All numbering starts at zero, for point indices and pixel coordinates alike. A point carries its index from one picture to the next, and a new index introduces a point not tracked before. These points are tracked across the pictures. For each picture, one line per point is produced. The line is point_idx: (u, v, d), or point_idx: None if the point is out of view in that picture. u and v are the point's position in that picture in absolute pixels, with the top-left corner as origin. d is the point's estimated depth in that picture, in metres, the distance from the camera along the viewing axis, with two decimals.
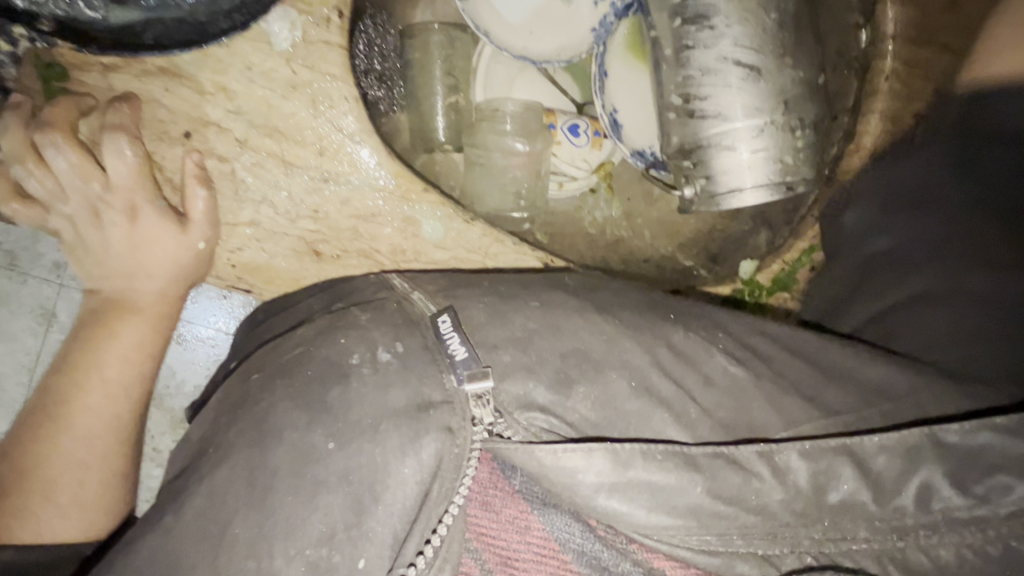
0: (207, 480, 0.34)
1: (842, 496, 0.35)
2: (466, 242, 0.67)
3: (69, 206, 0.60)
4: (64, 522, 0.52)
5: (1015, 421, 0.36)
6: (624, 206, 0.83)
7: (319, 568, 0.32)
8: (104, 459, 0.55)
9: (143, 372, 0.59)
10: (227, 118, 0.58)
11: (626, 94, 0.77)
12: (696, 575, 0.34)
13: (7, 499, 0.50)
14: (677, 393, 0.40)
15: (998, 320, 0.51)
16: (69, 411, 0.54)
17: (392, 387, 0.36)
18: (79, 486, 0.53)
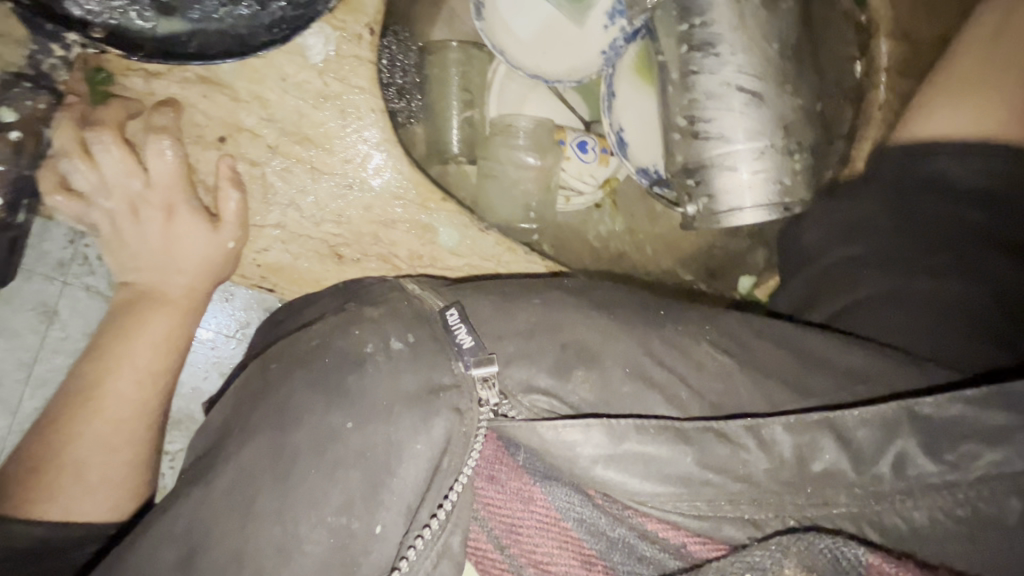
0: (234, 458, 0.37)
1: (824, 466, 0.38)
2: (480, 247, 0.72)
3: (112, 202, 0.63)
4: (89, 504, 0.55)
5: (982, 392, 0.38)
6: (627, 221, 0.91)
7: (339, 535, 0.35)
8: (129, 449, 0.58)
9: (167, 364, 0.62)
10: (261, 125, 0.64)
11: (634, 114, 0.82)
12: (688, 537, 0.37)
13: (40, 482, 0.54)
14: (670, 376, 0.43)
15: (954, 317, 0.54)
16: (100, 400, 0.57)
17: (405, 373, 0.39)
18: (105, 474, 0.56)
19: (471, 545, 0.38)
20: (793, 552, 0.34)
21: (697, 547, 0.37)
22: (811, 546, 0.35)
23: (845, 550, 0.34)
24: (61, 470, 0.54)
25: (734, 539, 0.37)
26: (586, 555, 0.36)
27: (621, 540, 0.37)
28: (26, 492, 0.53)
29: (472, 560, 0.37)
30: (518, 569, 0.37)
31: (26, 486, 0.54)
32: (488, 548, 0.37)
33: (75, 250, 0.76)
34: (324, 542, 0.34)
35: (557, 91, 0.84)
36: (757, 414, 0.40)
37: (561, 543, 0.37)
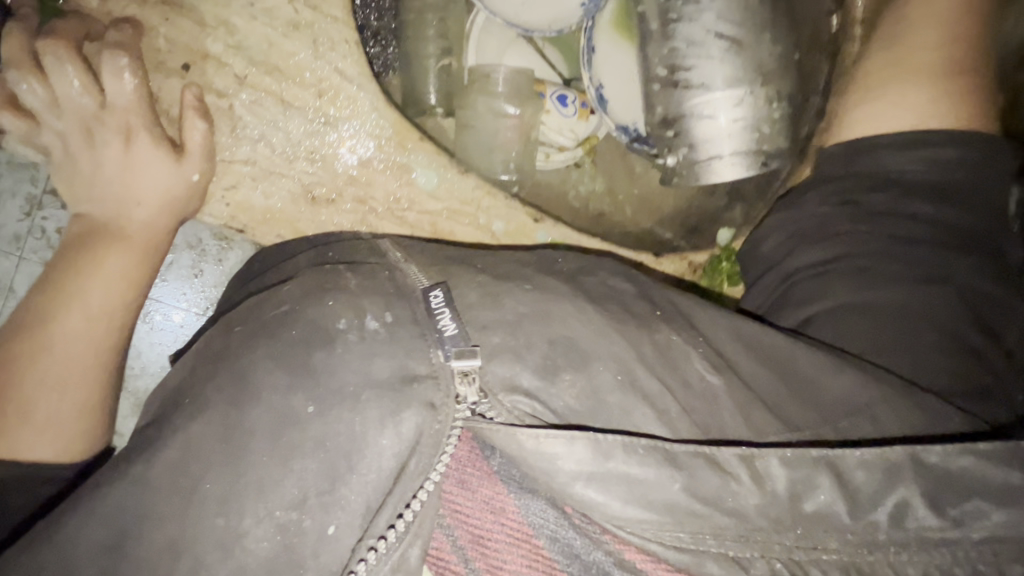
0: (180, 432, 0.33)
1: (817, 506, 0.35)
2: (460, 192, 0.70)
3: (62, 122, 0.62)
4: (41, 446, 0.52)
5: (995, 447, 0.36)
6: (607, 181, 0.86)
7: (287, 531, 0.32)
8: (83, 388, 0.55)
9: (125, 301, 0.59)
10: (227, 54, 0.61)
11: (614, 68, 0.78)
12: (667, 571, 0.34)
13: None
14: (662, 389, 0.39)
15: (925, 333, 0.52)
16: (53, 335, 0.54)
17: (377, 357, 0.35)
18: (58, 413, 0.53)
19: (431, 553, 0.34)
20: None
21: None
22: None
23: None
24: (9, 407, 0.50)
25: None
26: None
27: (594, 565, 0.34)
28: None
29: (430, 568, 0.34)
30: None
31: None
32: (449, 558, 0.34)
33: (31, 223, 0.74)
34: (270, 537, 0.31)
35: (536, 48, 0.80)
36: (752, 442, 0.37)
37: (530, 561, 0.34)
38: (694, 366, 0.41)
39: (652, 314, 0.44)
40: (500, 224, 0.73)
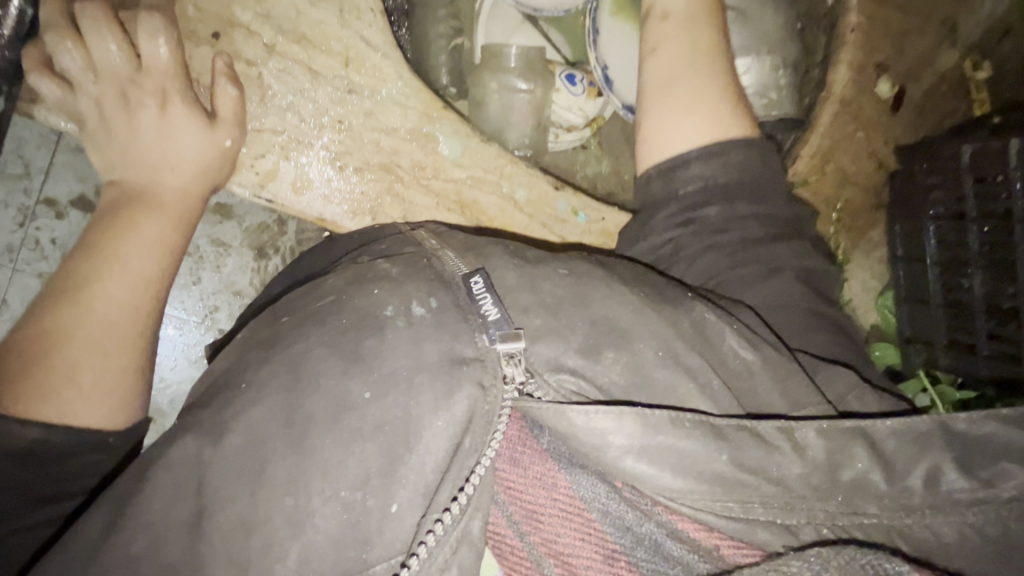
0: (243, 417, 0.34)
1: (855, 474, 0.37)
2: (483, 157, 0.68)
3: (99, 85, 0.59)
4: (89, 410, 0.51)
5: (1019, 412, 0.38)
6: (614, 163, 0.87)
7: (352, 510, 0.33)
8: (127, 351, 0.54)
9: (163, 267, 0.58)
10: (257, 22, 0.60)
11: (619, 47, 0.78)
12: (720, 539, 0.35)
13: (35, 384, 0.49)
14: (702, 363, 0.41)
15: (801, 309, 0.53)
16: (97, 300, 0.53)
17: (426, 342, 0.36)
18: (105, 376, 0.52)
19: (489, 529, 0.36)
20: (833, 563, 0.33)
21: (730, 552, 0.35)
22: (851, 560, 0.33)
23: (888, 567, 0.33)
24: (59, 371, 0.50)
25: (768, 545, 0.36)
26: (608, 549, 0.35)
27: (645, 537, 0.35)
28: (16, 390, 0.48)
29: (490, 545, 0.36)
30: (538, 561, 0.35)
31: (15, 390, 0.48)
32: (507, 533, 0.36)
33: (24, 235, 0.74)
34: (337, 516, 0.33)
35: (542, 31, 0.80)
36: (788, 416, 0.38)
37: (583, 534, 0.35)
38: (726, 344, 0.43)
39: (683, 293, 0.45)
40: (522, 191, 0.70)
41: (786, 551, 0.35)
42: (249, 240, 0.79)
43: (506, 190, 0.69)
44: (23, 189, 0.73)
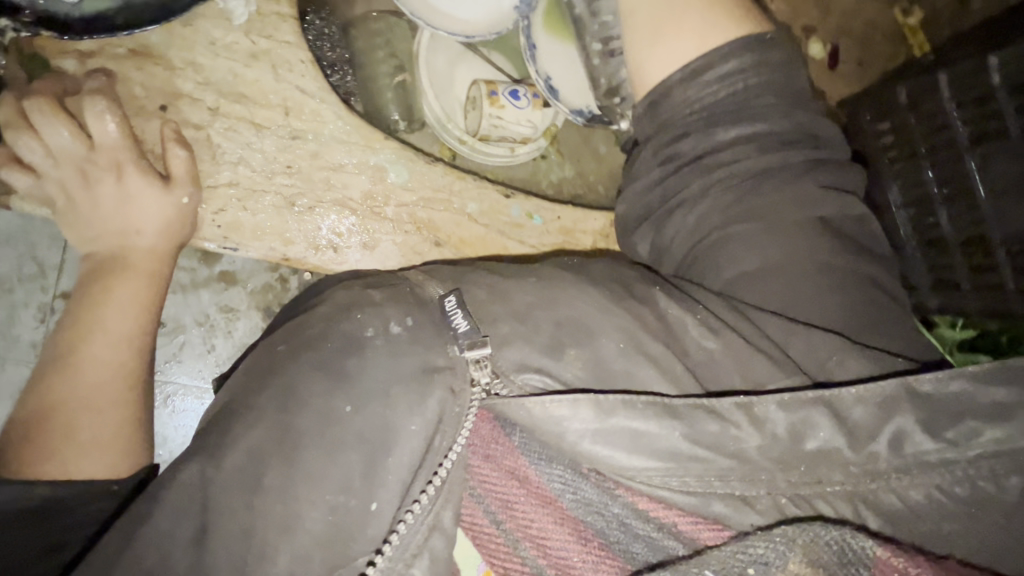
0: (239, 438, 0.38)
1: (818, 444, 0.38)
2: (431, 179, 0.71)
3: (59, 169, 0.63)
4: (85, 462, 0.54)
5: (981, 369, 0.38)
6: (576, 165, 0.88)
7: (337, 512, 0.36)
8: (118, 404, 0.58)
9: (139, 320, 0.62)
10: (199, 90, 0.64)
11: (558, 63, 0.80)
12: (679, 516, 0.37)
13: (38, 455, 0.53)
14: (667, 351, 0.43)
15: (825, 269, 0.50)
16: (80, 363, 0.58)
17: (402, 356, 0.40)
18: (94, 432, 0.55)
19: (467, 519, 0.39)
20: (798, 540, 0.34)
21: (687, 527, 0.37)
22: (818, 538, 0.34)
23: (852, 540, 0.34)
24: (56, 435, 0.54)
25: (727, 519, 0.38)
26: (579, 532, 0.38)
27: (612, 513, 0.38)
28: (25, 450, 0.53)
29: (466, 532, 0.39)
30: (516, 543, 0.38)
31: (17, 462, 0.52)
32: (484, 522, 0.39)
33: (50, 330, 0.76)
34: (324, 517, 0.36)
35: (483, 56, 0.84)
36: (752, 393, 0.40)
37: (554, 520, 0.38)
38: (691, 336, 0.45)
39: (652, 287, 0.47)
40: (473, 205, 0.73)
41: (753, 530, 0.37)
42: (255, 301, 0.83)
43: (456, 204, 0.72)
44: (41, 288, 0.76)
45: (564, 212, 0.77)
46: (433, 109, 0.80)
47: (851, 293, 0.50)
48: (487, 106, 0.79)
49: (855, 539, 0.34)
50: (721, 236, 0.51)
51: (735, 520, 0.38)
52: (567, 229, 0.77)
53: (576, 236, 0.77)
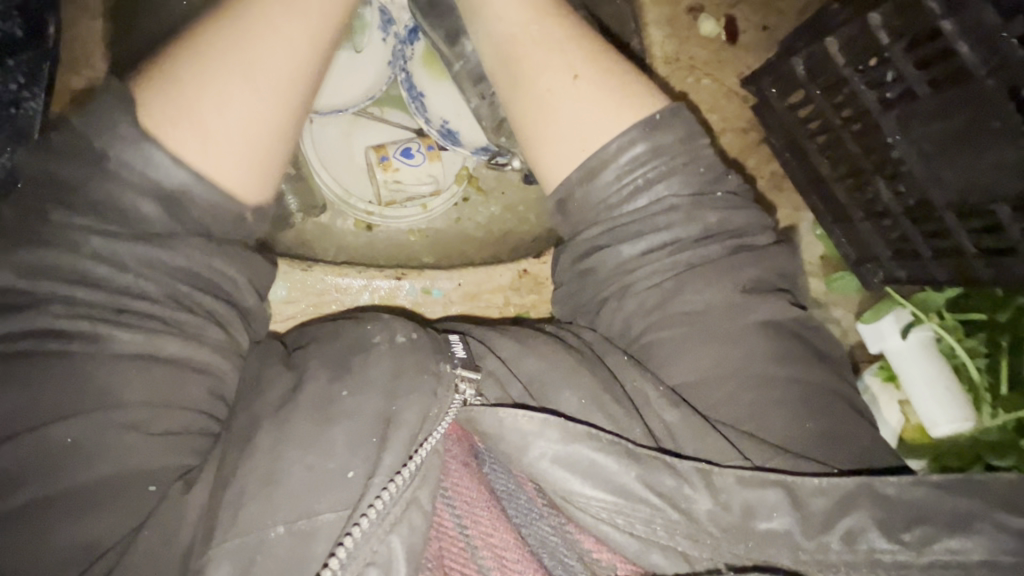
0: (247, 406, 0.43)
1: (770, 526, 0.38)
2: (314, 288, 0.73)
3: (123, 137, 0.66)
4: (234, 167, 0.46)
5: (947, 478, 0.38)
6: (500, 201, 0.82)
7: (312, 474, 0.39)
8: (281, 92, 0.48)
9: (330, 20, 0.52)
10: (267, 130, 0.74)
11: (445, 103, 0.76)
12: (620, 561, 0.40)
13: (189, 71, 0.46)
14: (634, 412, 0.44)
15: (770, 383, 0.46)
16: (249, 29, 0.47)
17: (402, 360, 0.44)
18: (235, 140, 0.46)
19: (434, 519, 0.41)
20: None
21: (623, 571, 0.40)
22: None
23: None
24: (200, 120, 0.45)
25: (659, 567, 0.39)
26: (533, 557, 0.40)
27: (559, 550, 0.41)
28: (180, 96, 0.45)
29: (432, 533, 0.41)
30: (473, 549, 0.40)
31: (149, 97, 0.44)
32: (448, 524, 0.41)
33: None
34: (302, 476, 0.39)
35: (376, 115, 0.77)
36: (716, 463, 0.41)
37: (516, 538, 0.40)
38: (653, 409, 0.45)
39: (622, 357, 0.48)
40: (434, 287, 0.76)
41: (726, 569, 0.38)
42: None
43: (350, 299, 0.74)
44: None
45: (465, 278, 0.76)
46: (332, 187, 0.76)
47: (793, 406, 0.46)
48: (380, 173, 0.76)
49: None
50: (651, 340, 0.49)
51: (663, 569, 0.39)
52: (471, 294, 0.76)
53: (483, 298, 0.76)
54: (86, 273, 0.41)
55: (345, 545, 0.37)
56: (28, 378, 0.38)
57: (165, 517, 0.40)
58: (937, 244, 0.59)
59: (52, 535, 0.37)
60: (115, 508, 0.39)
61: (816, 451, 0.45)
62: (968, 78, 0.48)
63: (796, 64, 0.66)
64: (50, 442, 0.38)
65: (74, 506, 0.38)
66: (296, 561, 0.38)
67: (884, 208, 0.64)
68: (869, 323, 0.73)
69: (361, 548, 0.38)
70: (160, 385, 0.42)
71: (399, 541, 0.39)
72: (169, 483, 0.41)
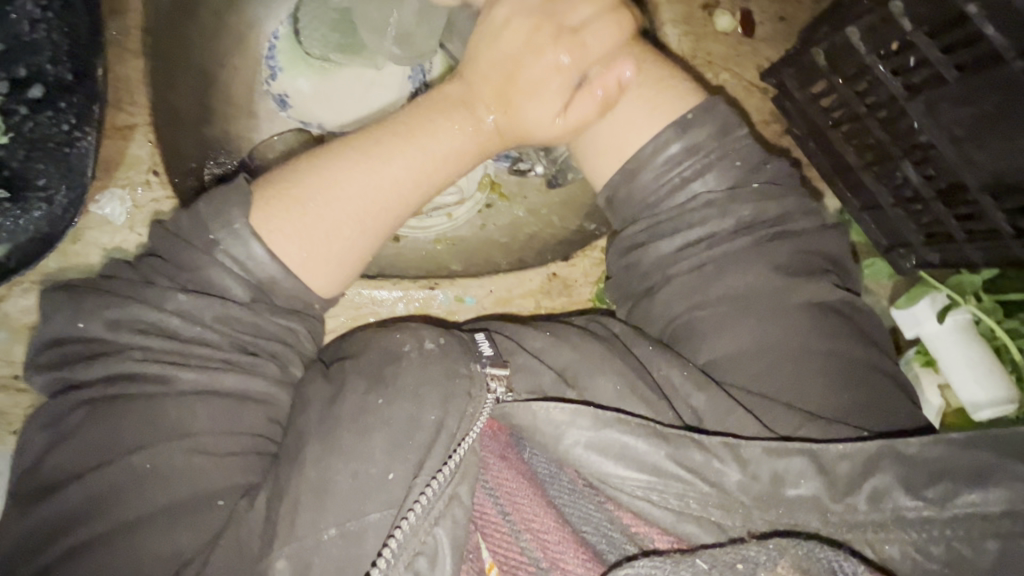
0: (294, 420, 0.46)
1: (799, 492, 0.40)
2: (352, 302, 0.76)
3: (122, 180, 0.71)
4: (325, 275, 0.50)
5: (963, 435, 0.40)
6: (525, 205, 0.88)
7: (360, 479, 0.42)
8: (382, 221, 0.52)
9: (468, 158, 0.56)
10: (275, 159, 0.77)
11: None
12: (658, 533, 0.42)
13: (308, 197, 0.49)
14: (662, 396, 0.46)
15: (801, 358, 0.48)
16: (375, 167, 0.51)
17: (432, 365, 0.46)
18: (329, 249, 0.49)
19: (477, 508, 0.44)
20: (790, 551, 0.38)
21: (663, 544, 0.42)
22: (811, 553, 0.38)
23: (843, 564, 0.37)
24: (292, 236, 0.48)
25: (696, 539, 0.41)
26: (577, 539, 0.42)
27: (601, 526, 0.42)
28: (289, 203, 0.49)
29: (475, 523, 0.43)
30: (517, 534, 0.42)
31: (267, 212, 0.48)
32: (490, 511, 0.44)
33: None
34: (348, 480, 0.42)
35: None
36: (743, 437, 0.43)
37: (559, 522, 0.42)
38: (680, 396, 0.47)
39: (649, 347, 0.49)
40: (468, 296, 0.78)
41: (749, 536, 0.40)
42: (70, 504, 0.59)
43: (386, 310, 0.76)
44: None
45: (497, 285, 0.79)
46: None
47: (829, 376, 0.48)
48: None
49: (846, 561, 0.37)
50: (687, 321, 0.51)
51: (699, 539, 0.41)
52: (504, 298, 0.79)
53: (516, 302, 0.79)
54: (161, 322, 0.45)
55: (398, 533, 0.39)
56: (115, 415, 0.43)
57: (236, 529, 0.43)
58: (971, 227, 0.62)
59: (137, 553, 0.40)
60: (188, 525, 0.42)
61: (848, 417, 0.46)
62: (1000, 62, 0.50)
63: (818, 55, 0.69)
64: (132, 469, 0.42)
65: (145, 525, 0.41)
66: (349, 559, 0.40)
67: (914, 193, 0.66)
68: (903, 309, 0.72)
69: (410, 540, 0.40)
70: (224, 416, 0.45)
71: (444, 532, 0.41)
72: (235, 501, 0.44)
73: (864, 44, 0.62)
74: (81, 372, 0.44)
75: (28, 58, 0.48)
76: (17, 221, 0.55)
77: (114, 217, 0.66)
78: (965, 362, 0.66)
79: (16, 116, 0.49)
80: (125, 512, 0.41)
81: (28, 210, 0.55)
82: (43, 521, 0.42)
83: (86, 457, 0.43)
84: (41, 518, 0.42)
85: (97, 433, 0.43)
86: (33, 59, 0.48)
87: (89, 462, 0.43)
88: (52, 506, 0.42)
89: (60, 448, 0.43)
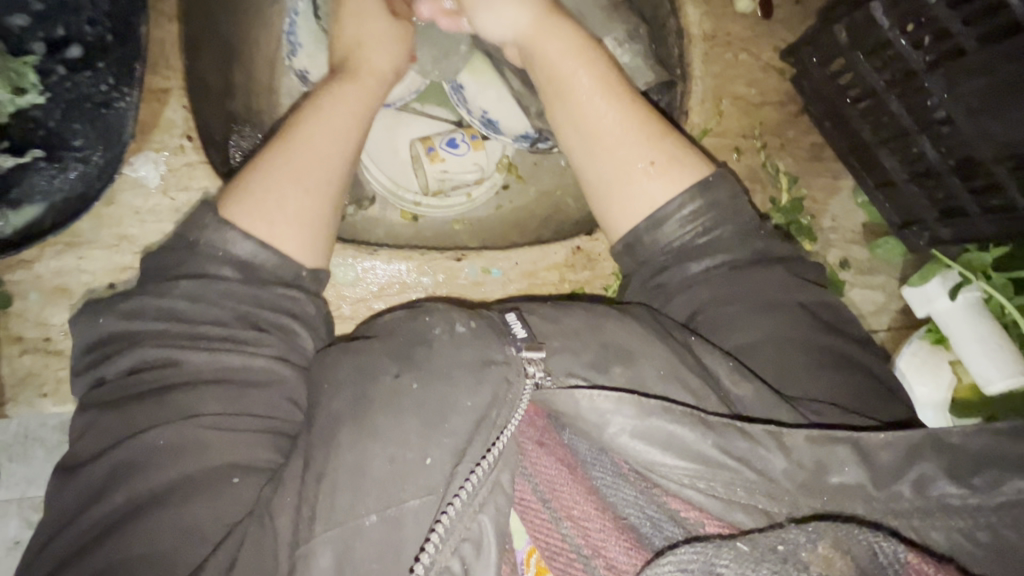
0: (325, 406, 0.44)
1: (842, 480, 0.40)
2: (378, 277, 0.74)
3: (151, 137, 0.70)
4: (287, 232, 0.50)
5: (1011, 425, 0.40)
6: (539, 188, 0.89)
7: (397, 464, 0.41)
8: (322, 182, 0.54)
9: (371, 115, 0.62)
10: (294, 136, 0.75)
11: (484, 95, 0.81)
12: (707, 519, 0.41)
13: (250, 174, 0.52)
14: (705, 383, 0.45)
15: (832, 341, 0.51)
16: (298, 140, 0.54)
17: (465, 350, 0.45)
18: (288, 209, 0.51)
19: (518, 497, 0.44)
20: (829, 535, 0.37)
21: (712, 529, 0.41)
22: (851, 535, 0.37)
23: (883, 544, 0.37)
24: (249, 207, 0.49)
25: (743, 526, 0.40)
26: (624, 527, 0.41)
27: (646, 511, 0.42)
28: (237, 188, 0.51)
29: (517, 510, 0.43)
30: (557, 521, 0.42)
31: (226, 195, 0.51)
32: (532, 499, 0.43)
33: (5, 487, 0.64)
34: (384, 466, 0.41)
35: (416, 109, 0.84)
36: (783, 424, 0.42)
37: (600, 509, 0.42)
38: (725, 381, 0.46)
39: (691, 335, 0.49)
40: (493, 269, 0.76)
41: (790, 521, 0.40)
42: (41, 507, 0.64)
43: (407, 291, 0.75)
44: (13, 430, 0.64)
45: (521, 257, 0.77)
46: (379, 181, 0.81)
47: (857, 361, 0.52)
48: (428, 165, 0.80)
49: (889, 543, 0.37)
50: (710, 314, 0.52)
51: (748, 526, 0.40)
52: (529, 271, 0.77)
53: (541, 275, 0.77)
54: (175, 308, 0.46)
55: (441, 525, 0.39)
56: (130, 404, 0.44)
57: (258, 521, 0.41)
58: (987, 202, 0.62)
59: (157, 531, 0.40)
60: (207, 501, 0.41)
61: (861, 406, 0.49)
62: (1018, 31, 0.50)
63: (838, 32, 0.67)
64: (145, 445, 0.42)
65: (169, 502, 0.41)
66: (390, 546, 0.39)
67: (926, 167, 0.66)
68: (915, 288, 0.73)
69: (456, 527, 0.39)
70: (232, 398, 0.45)
71: (488, 519, 0.40)
72: (253, 481, 0.44)
73: (885, 15, 0.61)
74: (110, 364, 0.45)
75: (69, 18, 0.62)
76: (55, 181, 0.63)
77: (148, 178, 0.67)
78: (975, 338, 0.67)
79: (55, 75, 0.63)
80: (136, 484, 0.41)
81: (65, 170, 0.63)
82: (71, 500, 0.42)
83: (106, 434, 0.44)
84: (63, 503, 0.43)
85: (116, 416, 0.44)
86: (74, 20, 0.63)
87: (104, 440, 0.43)
88: (79, 481, 0.43)
89: (83, 436, 0.44)
